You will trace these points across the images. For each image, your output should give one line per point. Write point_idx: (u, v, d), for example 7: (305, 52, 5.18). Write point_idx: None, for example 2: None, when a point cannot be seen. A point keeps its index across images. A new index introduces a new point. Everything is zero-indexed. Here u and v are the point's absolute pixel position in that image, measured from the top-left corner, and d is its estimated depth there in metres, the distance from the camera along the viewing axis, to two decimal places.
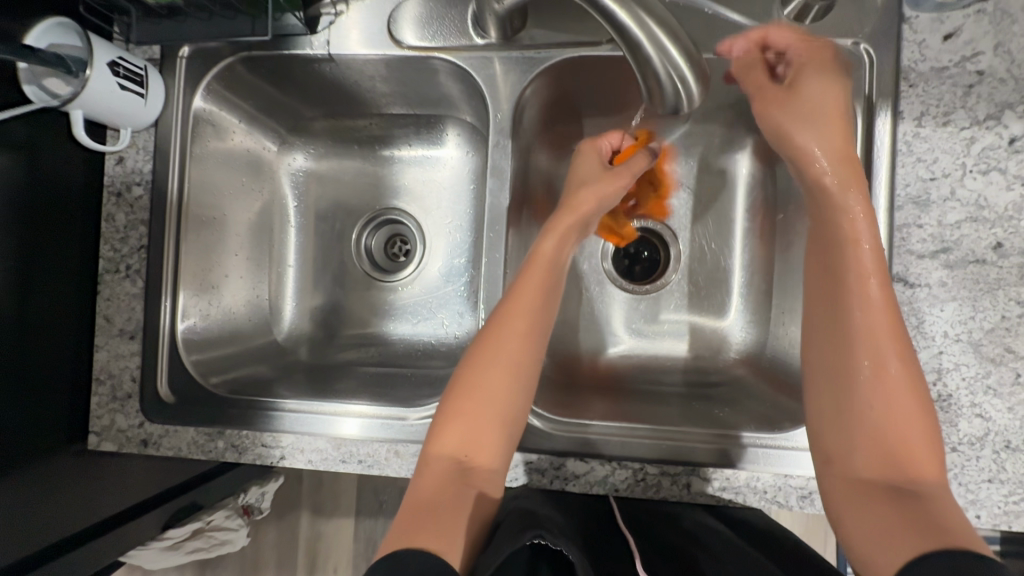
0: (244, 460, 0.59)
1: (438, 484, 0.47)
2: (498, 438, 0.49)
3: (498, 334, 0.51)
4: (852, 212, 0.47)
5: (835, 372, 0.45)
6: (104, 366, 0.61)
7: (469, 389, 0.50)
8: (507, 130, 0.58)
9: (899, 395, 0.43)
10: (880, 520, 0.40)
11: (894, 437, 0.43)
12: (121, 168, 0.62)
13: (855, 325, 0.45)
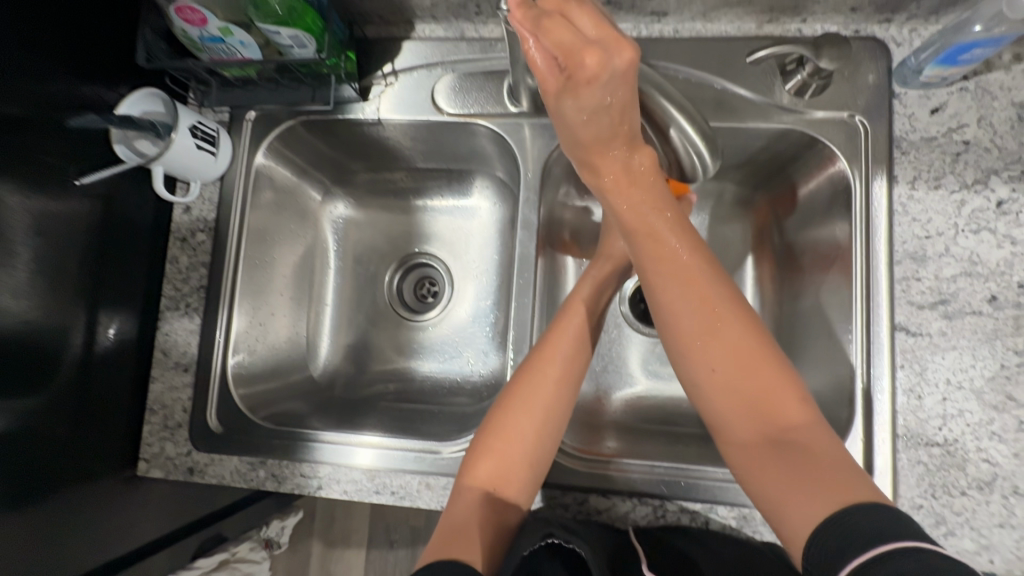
0: (283, 489, 0.62)
1: (469, 513, 0.50)
2: (527, 471, 0.53)
3: (532, 374, 0.55)
4: (613, 183, 0.48)
5: (693, 335, 0.45)
6: (157, 396, 0.66)
7: (503, 428, 0.54)
8: (536, 187, 0.64)
9: (741, 357, 0.44)
10: (781, 482, 0.42)
11: (759, 388, 0.44)
12: (187, 216, 0.69)
13: (705, 288, 0.46)
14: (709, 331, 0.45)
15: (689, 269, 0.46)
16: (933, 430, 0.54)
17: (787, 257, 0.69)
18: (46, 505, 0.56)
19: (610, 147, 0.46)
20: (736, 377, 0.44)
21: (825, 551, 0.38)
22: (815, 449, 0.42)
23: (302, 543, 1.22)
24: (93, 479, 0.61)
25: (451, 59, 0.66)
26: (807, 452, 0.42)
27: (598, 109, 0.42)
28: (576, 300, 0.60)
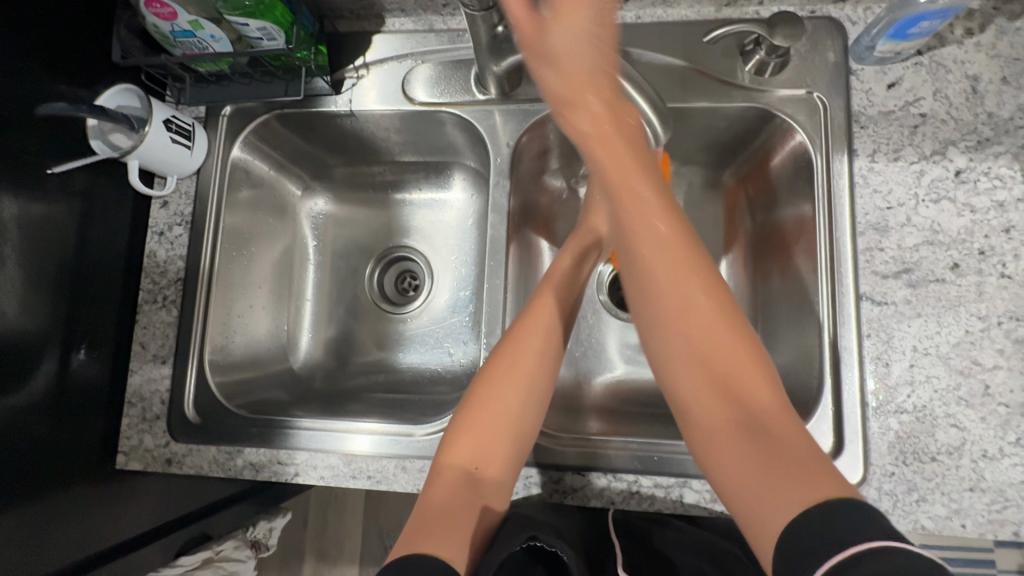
0: (261, 477, 0.62)
1: (450, 494, 0.51)
2: (507, 447, 0.53)
3: (511, 350, 0.56)
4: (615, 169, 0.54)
5: (659, 303, 0.51)
6: (136, 389, 0.66)
7: (481, 404, 0.54)
8: (506, 172, 0.66)
9: (706, 319, 0.49)
10: (739, 453, 0.43)
11: (723, 362, 0.47)
12: (164, 210, 0.70)
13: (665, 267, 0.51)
14: (683, 306, 0.49)
15: (673, 239, 0.51)
16: (902, 397, 0.55)
17: (757, 236, 0.70)
18: (20, 497, 0.55)
19: (592, 87, 0.52)
20: (699, 343, 0.48)
21: (789, 551, 0.37)
22: (767, 422, 0.43)
23: (293, 552, 1.21)
24: (70, 473, 0.60)
25: (421, 51, 0.68)
26: (768, 430, 0.43)
27: (581, 38, 0.50)
28: (556, 274, 0.61)
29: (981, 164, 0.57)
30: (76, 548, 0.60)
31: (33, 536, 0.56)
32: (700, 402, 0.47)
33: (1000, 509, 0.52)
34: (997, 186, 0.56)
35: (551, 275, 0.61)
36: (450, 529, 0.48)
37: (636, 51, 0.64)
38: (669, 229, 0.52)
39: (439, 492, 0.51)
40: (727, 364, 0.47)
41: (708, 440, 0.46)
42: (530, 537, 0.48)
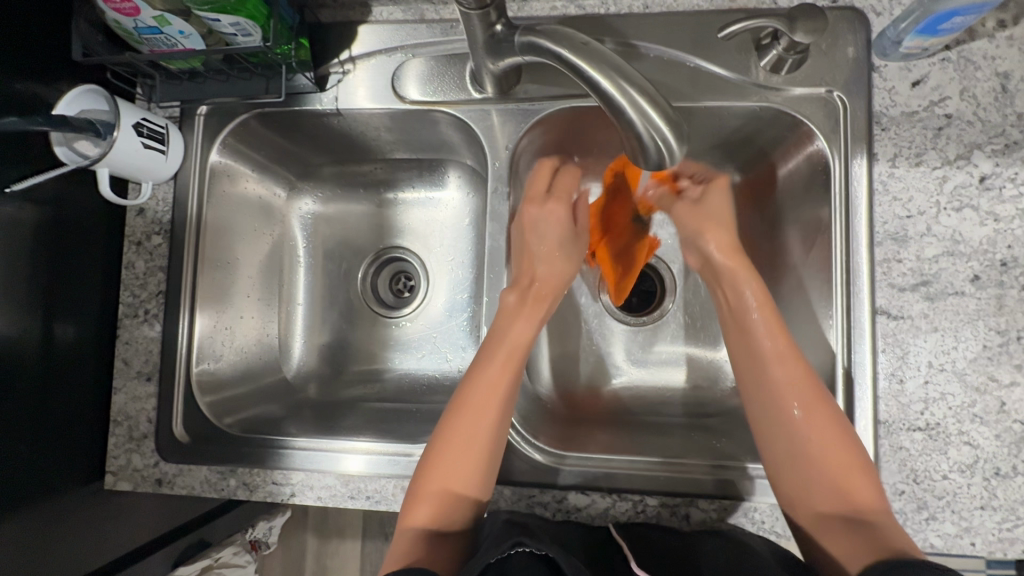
0: (256, 497, 0.61)
1: (414, 552, 0.48)
2: (461, 507, 0.51)
3: (460, 412, 0.53)
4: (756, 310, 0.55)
5: (768, 409, 0.52)
6: (121, 408, 0.64)
7: (437, 461, 0.52)
8: (505, 176, 0.62)
9: (806, 386, 0.51)
10: (822, 496, 0.48)
11: (839, 473, 0.48)
12: (142, 218, 0.65)
13: (777, 378, 0.52)
14: (817, 443, 0.49)
15: (802, 386, 0.51)
16: (914, 414, 0.53)
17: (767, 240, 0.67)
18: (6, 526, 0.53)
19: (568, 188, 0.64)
20: (829, 461, 0.48)
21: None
22: (851, 478, 0.48)
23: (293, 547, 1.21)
24: (58, 498, 0.58)
25: (412, 44, 0.63)
26: (847, 489, 0.48)
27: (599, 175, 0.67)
28: (497, 341, 0.56)
29: (1007, 169, 0.54)
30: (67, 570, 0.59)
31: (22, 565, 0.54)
32: (793, 442, 0.50)
33: (1010, 527, 0.51)
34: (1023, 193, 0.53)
35: (493, 347, 0.56)
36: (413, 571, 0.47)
37: (645, 45, 0.59)
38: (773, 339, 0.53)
39: (401, 559, 0.48)
40: (829, 435, 0.49)
41: (800, 477, 0.49)
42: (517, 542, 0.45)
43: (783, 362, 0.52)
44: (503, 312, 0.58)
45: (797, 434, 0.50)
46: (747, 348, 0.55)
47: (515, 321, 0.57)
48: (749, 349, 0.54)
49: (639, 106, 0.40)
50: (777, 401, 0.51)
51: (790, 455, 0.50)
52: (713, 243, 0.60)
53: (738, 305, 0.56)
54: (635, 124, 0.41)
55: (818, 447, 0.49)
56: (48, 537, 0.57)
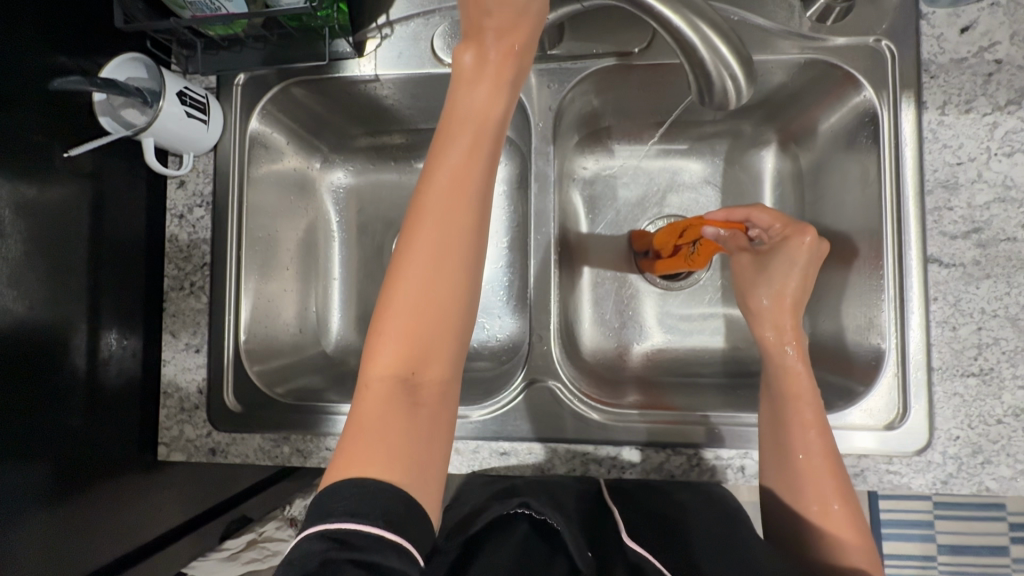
0: (310, 464, 0.61)
1: (385, 410, 0.41)
2: (420, 327, 0.44)
3: (415, 238, 0.45)
4: (789, 367, 0.53)
5: (778, 448, 0.51)
6: (170, 379, 0.64)
7: (397, 309, 0.44)
8: (548, 138, 0.62)
9: (824, 440, 0.51)
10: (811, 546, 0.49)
11: (829, 511, 0.49)
12: (182, 191, 0.65)
13: (794, 421, 0.51)
14: (814, 479, 0.50)
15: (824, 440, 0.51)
16: (968, 360, 0.53)
17: (806, 198, 0.68)
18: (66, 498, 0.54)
19: None
20: (821, 492, 0.49)
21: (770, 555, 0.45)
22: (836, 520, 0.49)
23: None
24: (110, 472, 0.58)
25: (449, 5, 0.63)
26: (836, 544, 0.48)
27: None
28: (455, 115, 0.49)
29: None
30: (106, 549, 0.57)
31: (68, 538, 0.54)
32: (789, 497, 0.51)
33: None
34: None
35: (453, 118, 0.49)
36: (389, 451, 0.40)
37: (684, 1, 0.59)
38: (807, 389, 0.52)
39: (368, 430, 0.41)
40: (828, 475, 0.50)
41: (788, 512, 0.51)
42: (523, 503, 0.48)
43: (808, 422, 0.51)
44: (459, 78, 0.51)
45: (799, 467, 0.50)
46: (770, 406, 0.53)
47: (471, 91, 0.50)
48: (768, 403, 0.54)
49: (710, 39, 0.42)
50: (787, 468, 0.51)
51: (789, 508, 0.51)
52: (762, 294, 0.56)
53: (779, 369, 0.54)
54: (706, 59, 0.42)
55: (818, 514, 0.49)
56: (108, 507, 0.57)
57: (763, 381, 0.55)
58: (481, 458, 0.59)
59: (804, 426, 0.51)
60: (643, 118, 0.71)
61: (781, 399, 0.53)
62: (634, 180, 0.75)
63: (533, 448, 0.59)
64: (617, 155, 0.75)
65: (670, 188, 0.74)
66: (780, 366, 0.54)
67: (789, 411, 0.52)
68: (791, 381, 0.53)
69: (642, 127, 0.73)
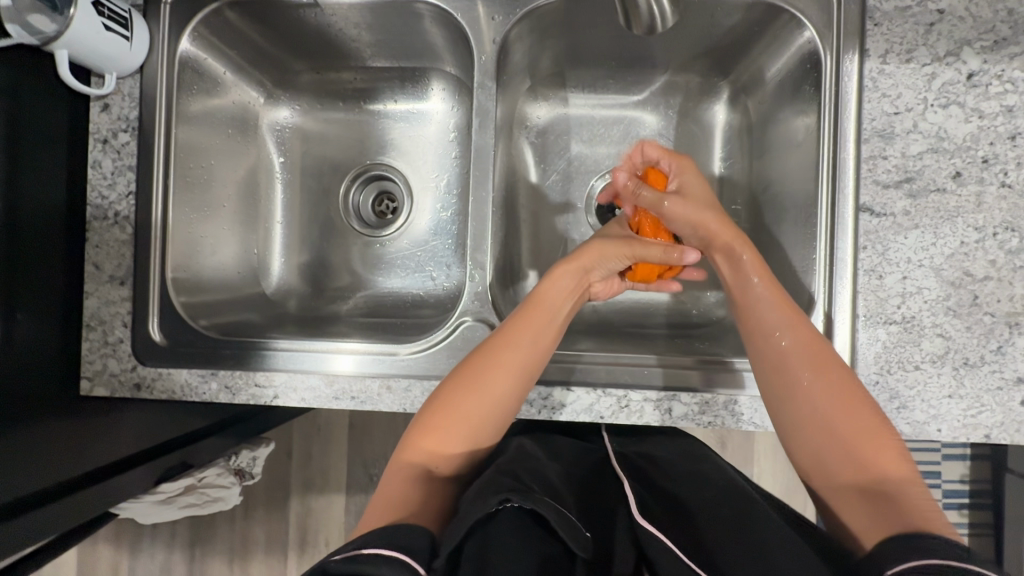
0: (238, 401, 0.60)
1: (399, 475, 0.49)
2: (530, 377, 0.53)
3: (462, 381, 0.52)
4: (779, 326, 0.51)
5: (784, 408, 0.50)
6: (94, 312, 0.62)
7: (446, 400, 0.51)
8: (491, 73, 0.60)
9: (835, 386, 0.49)
10: (843, 472, 0.47)
11: (866, 459, 0.47)
12: (106, 115, 0.62)
13: (800, 383, 0.49)
14: (830, 433, 0.48)
15: (828, 384, 0.49)
16: (892, 308, 0.54)
17: (755, 152, 0.68)
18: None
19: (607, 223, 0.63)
20: (847, 443, 0.47)
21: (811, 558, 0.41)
22: (875, 454, 0.47)
23: (278, 482, 1.24)
24: (31, 404, 0.55)
25: None
26: (872, 464, 0.46)
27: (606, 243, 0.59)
28: (535, 301, 0.55)
29: (994, 66, 0.54)
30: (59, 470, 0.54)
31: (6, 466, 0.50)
32: (813, 429, 0.48)
33: (975, 414, 0.54)
34: (1008, 90, 0.54)
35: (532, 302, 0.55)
36: (399, 485, 0.49)
37: None
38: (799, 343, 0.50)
39: (431, 444, 0.51)
40: (846, 421, 0.48)
41: (817, 463, 0.48)
42: (505, 498, 0.43)
43: (806, 377, 0.49)
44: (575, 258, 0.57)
45: (813, 412, 0.49)
46: (764, 356, 0.51)
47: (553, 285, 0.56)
48: (760, 352, 0.52)
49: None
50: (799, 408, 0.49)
51: (806, 444, 0.49)
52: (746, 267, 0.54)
53: (771, 340, 0.51)
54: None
55: (850, 469, 0.47)
56: (41, 438, 0.54)
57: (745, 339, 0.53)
58: (412, 397, 0.58)
59: (822, 365, 0.49)
60: (596, 64, 0.70)
61: (773, 338, 0.51)
62: (587, 129, 0.73)
63: None
64: (571, 102, 0.73)
65: (624, 139, 0.73)
66: (772, 331, 0.51)
67: (794, 367, 0.50)
68: (784, 350, 0.50)
69: (596, 74, 0.71)
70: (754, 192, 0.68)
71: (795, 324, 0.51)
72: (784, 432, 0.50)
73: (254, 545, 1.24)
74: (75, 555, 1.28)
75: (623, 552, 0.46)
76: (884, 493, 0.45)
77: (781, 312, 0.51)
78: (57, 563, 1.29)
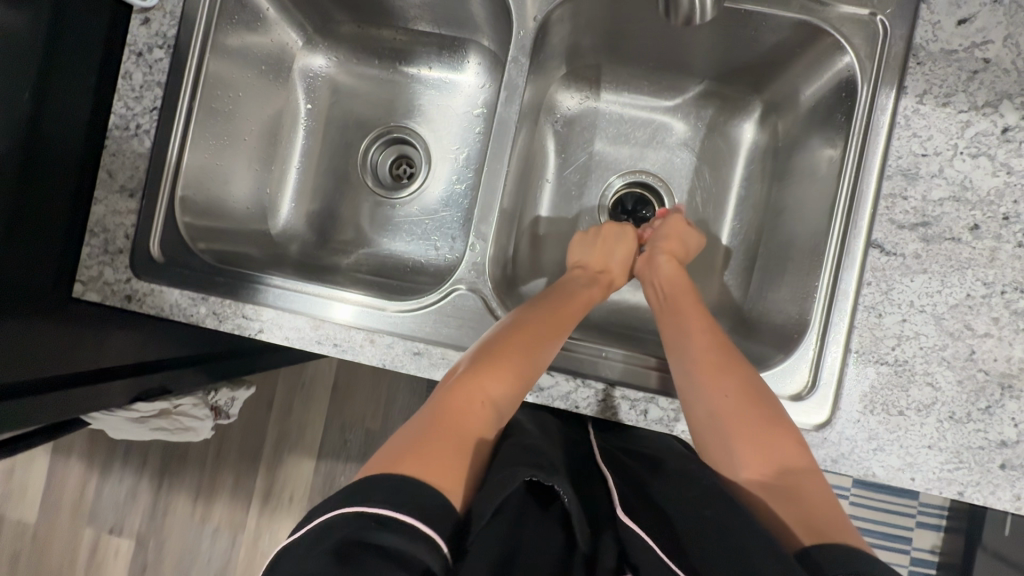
0: (223, 329, 0.60)
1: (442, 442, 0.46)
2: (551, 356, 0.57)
3: (509, 354, 0.52)
4: (692, 328, 0.55)
5: (703, 409, 0.51)
6: (99, 219, 0.62)
7: (494, 366, 0.52)
8: (527, 48, 0.60)
9: (742, 385, 0.51)
10: (749, 463, 0.49)
11: (776, 457, 0.49)
12: (145, 29, 0.62)
13: (720, 386, 0.51)
14: (741, 426, 0.50)
15: (743, 382, 0.51)
16: (885, 348, 0.54)
17: (776, 175, 0.67)
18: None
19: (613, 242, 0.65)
20: (759, 440, 0.49)
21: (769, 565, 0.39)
22: (780, 450, 0.49)
23: (253, 430, 1.24)
24: (30, 299, 0.55)
25: None
26: (777, 459, 0.48)
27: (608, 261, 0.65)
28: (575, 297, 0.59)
29: None
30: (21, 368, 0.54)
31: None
32: (726, 422, 0.50)
33: (952, 470, 0.53)
34: None
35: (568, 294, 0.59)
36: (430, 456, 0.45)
37: None
38: (721, 345, 0.54)
39: (495, 388, 0.51)
40: (746, 417, 0.50)
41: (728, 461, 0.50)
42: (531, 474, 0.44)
43: (707, 371, 0.52)
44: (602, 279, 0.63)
45: (719, 408, 0.51)
46: (685, 356, 0.53)
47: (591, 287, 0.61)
48: (677, 351, 0.54)
49: None
50: (717, 404, 0.51)
51: (718, 440, 0.50)
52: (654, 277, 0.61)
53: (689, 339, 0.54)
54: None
55: (756, 464, 0.49)
56: (33, 337, 0.55)
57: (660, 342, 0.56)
58: (394, 354, 0.58)
59: (725, 362, 0.52)
60: (634, 62, 0.70)
61: (689, 338, 0.54)
62: (614, 125, 0.73)
63: (446, 355, 0.58)
64: (602, 97, 0.73)
65: (649, 142, 0.73)
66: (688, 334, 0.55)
67: (705, 364, 0.52)
68: (704, 350, 0.53)
69: (632, 71, 0.71)
70: (768, 213, 0.67)
71: (700, 325, 0.55)
72: (700, 427, 0.51)
73: (219, 488, 1.25)
74: (43, 466, 1.29)
75: (607, 551, 0.46)
76: (783, 488, 0.47)
77: (694, 316, 0.56)
78: (25, 471, 1.31)
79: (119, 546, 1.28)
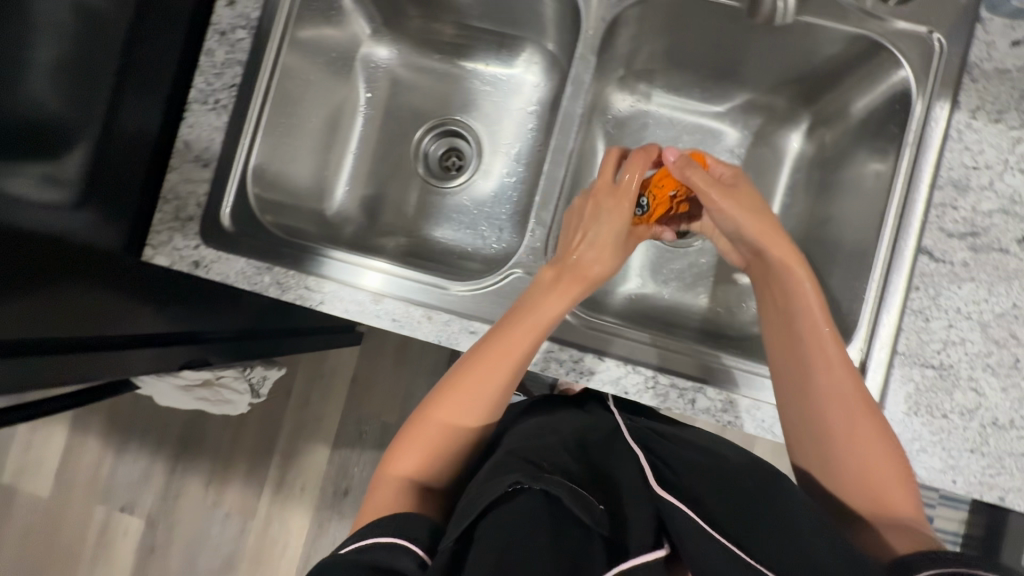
0: (285, 298, 0.62)
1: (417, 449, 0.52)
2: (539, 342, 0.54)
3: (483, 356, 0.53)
4: (821, 352, 0.51)
5: (812, 434, 0.51)
6: (172, 187, 0.64)
7: (468, 369, 0.53)
8: (594, 48, 0.63)
9: (860, 415, 0.50)
10: (858, 491, 0.50)
11: (880, 488, 0.49)
12: (230, 10, 0.65)
13: (833, 415, 0.50)
14: (847, 456, 0.50)
15: (860, 414, 0.50)
16: (931, 352, 0.55)
17: (822, 183, 0.69)
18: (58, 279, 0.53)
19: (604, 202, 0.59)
20: (869, 473, 0.49)
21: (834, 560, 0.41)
22: (882, 485, 0.49)
23: (274, 415, 1.26)
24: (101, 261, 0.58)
25: None
26: (884, 491, 0.49)
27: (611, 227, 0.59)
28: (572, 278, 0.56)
29: None
30: (63, 327, 0.53)
31: (54, 315, 0.52)
32: (843, 455, 0.50)
33: (994, 475, 0.54)
34: None
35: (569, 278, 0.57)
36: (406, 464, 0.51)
37: None
38: (842, 373, 0.51)
39: (464, 392, 0.53)
40: (864, 448, 0.49)
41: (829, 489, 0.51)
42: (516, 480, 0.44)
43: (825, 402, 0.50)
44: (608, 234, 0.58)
45: (835, 439, 0.50)
46: (805, 385, 0.52)
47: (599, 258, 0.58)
48: (797, 377, 0.52)
49: None
50: (825, 434, 0.51)
51: (827, 466, 0.51)
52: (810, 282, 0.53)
53: (813, 363, 0.51)
54: None
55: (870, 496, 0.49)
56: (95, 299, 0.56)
57: (772, 334, 0.55)
58: (451, 332, 0.60)
59: (843, 391, 0.50)
60: (690, 68, 0.73)
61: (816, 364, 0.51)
62: (663, 129, 0.76)
63: None
64: (654, 100, 0.76)
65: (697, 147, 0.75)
66: (813, 361, 0.51)
67: (821, 395, 0.51)
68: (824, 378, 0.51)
69: (687, 78, 0.74)
70: (812, 221, 0.69)
71: (827, 350, 0.51)
72: (811, 454, 0.52)
73: (234, 471, 1.26)
74: (63, 440, 1.31)
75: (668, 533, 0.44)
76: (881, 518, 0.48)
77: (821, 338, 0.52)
78: (43, 444, 1.32)
79: (129, 524, 1.28)
